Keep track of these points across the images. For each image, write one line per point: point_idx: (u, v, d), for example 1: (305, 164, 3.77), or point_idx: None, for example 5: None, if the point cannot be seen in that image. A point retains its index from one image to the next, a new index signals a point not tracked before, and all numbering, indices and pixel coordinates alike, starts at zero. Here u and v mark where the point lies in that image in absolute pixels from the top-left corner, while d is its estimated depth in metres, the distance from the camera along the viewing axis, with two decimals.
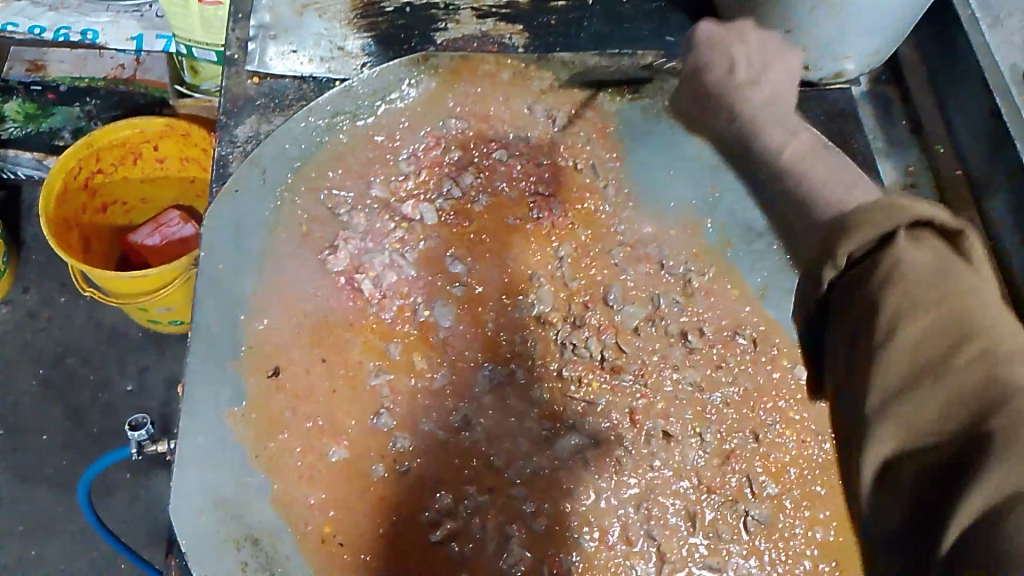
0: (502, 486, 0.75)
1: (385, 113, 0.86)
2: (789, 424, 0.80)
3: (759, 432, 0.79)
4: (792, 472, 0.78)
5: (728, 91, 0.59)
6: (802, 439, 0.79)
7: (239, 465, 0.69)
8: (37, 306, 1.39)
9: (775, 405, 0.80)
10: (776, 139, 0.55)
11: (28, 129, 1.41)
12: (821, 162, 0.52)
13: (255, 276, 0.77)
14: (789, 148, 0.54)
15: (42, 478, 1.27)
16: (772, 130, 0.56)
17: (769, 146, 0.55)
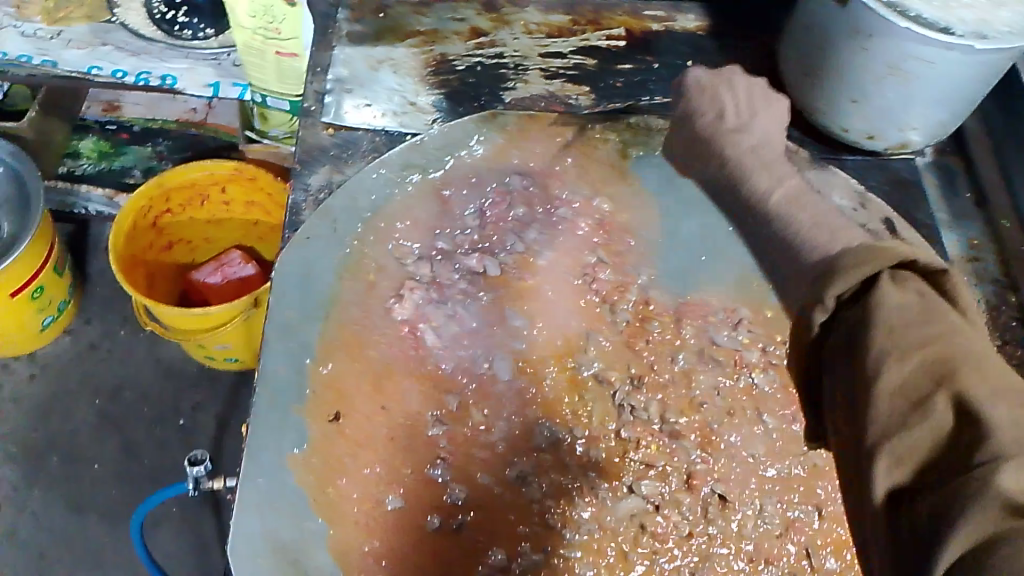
0: (558, 545, 0.76)
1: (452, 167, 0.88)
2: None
3: (823, 506, 0.78)
4: (853, 546, 0.77)
5: (716, 130, 0.63)
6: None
7: (297, 510, 0.69)
8: (98, 338, 1.43)
9: (838, 480, 0.80)
10: (762, 182, 0.58)
11: (100, 167, 1.46)
12: (804, 206, 0.55)
13: (321, 322, 0.78)
14: (774, 192, 0.57)
15: (94, 508, 1.29)
16: (758, 169, 0.59)
17: (757, 184, 0.58)
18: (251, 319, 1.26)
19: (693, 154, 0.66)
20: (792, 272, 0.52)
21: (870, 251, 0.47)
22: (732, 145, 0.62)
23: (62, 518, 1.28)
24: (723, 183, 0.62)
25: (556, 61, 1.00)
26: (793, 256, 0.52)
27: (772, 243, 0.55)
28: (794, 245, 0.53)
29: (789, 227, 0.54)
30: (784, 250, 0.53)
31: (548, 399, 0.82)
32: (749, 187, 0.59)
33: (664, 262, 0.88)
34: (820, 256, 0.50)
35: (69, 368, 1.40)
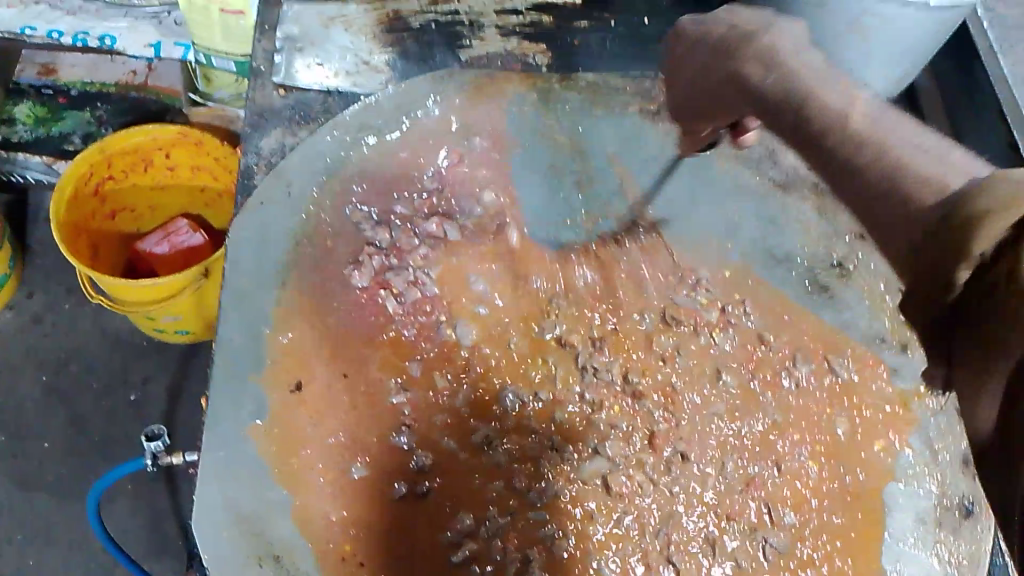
0: (523, 508, 0.76)
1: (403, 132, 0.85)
2: (814, 456, 0.80)
3: (782, 463, 0.80)
4: (813, 500, 0.79)
5: (748, 47, 0.57)
6: (826, 469, 0.80)
7: (258, 485, 0.67)
8: (42, 311, 1.38)
9: (796, 438, 0.81)
10: (831, 99, 0.52)
11: (38, 133, 1.39)
12: (896, 124, 0.49)
13: (277, 290, 0.75)
14: (852, 110, 0.50)
15: (43, 485, 1.26)
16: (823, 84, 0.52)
17: (826, 101, 0.52)
18: (202, 289, 1.22)
19: (728, 86, 0.59)
20: (889, 216, 0.46)
21: (1015, 186, 0.40)
22: (790, 69, 0.54)
23: (10, 496, 1.25)
24: (777, 106, 0.54)
25: (513, 19, 0.98)
26: (893, 193, 0.46)
27: (853, 170, 0.49)
28: (895, 178, 0.46)
29: (888, 154, 0.47)
30: (873, 186, 0.47)
31: (511, 364, 0.81)
32: (811, 110, 0.52)
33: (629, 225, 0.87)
34: (936, 192, 0.44)
35: (11, 342, 1.35)
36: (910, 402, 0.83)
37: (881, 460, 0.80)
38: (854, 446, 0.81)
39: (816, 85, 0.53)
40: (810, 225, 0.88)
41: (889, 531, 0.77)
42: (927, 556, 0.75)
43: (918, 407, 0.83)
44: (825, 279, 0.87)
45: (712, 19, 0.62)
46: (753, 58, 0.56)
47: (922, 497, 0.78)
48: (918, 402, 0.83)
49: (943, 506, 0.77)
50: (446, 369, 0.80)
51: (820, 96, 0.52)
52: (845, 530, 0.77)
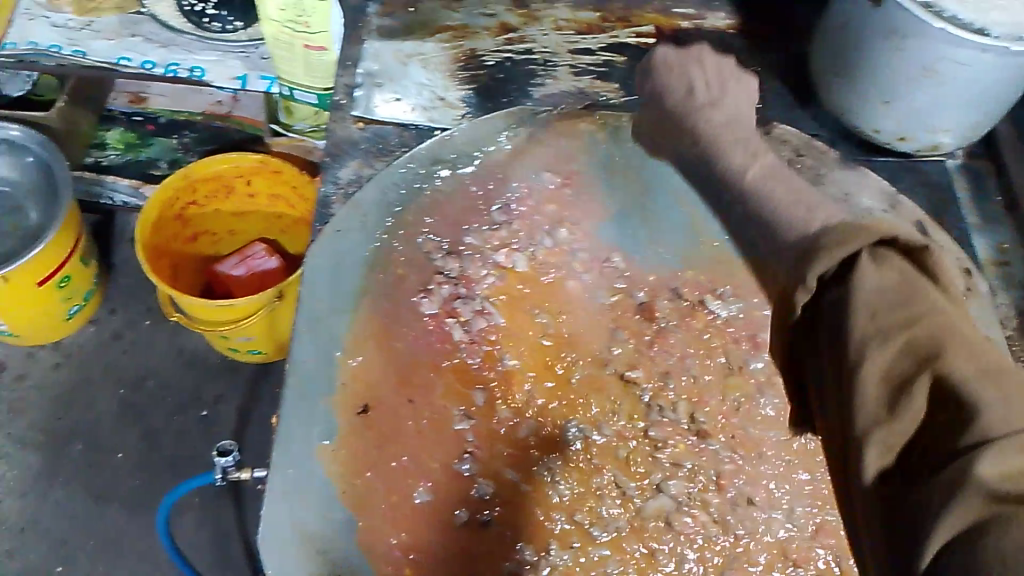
0: (585, 543, 0.76)
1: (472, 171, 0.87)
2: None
3: None
4: None
5: (697, 112, 0.60)
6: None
7: (325, 504, 0.69)
8: (122, 328, 1.44)
9: None
10: (741, 151, 0.54)
11: (126, 157, 1.47)
12: (784, 182, 0.51)
13: (349, 314, 0.78)
14: (748, 168, 0.53)
15: (115, 495, 1.30)
16: (739, 108, 0.59)
17: (727, 157, 0.55)
18: (274, 310, 1.26)
19: (664, 120, 0.63)
20: (759, 248, 0.50)
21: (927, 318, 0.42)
22: (703, 105, 0.60)
23: (84, 505, 1.30)
24: (692, 148, 0.59)
25: (585, 58, 1.00)
26: (768, 228, 0.50)
27: (743, 225, 0.52)
28: (770, 215, 0.50)
29: (764, 206, 0.51)
30: (762, 248, 0.50)
31: (573, 398, 0.83)
32: (716, 163, 0.56)
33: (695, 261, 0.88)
34: (801, 231, 0.48)
35: (92, 356, 1.41)
36: None
37: None
38: None
39: (720, 146, 0.56)
40: None
41: None
42: None
43: None
44: None
45: (679, 68, 0.63)
46: (706, 119, 0.59)
47: None
48: None
49: None
50: (510, 401, 0.81)
51: (724, 159, 0.55)
52: None
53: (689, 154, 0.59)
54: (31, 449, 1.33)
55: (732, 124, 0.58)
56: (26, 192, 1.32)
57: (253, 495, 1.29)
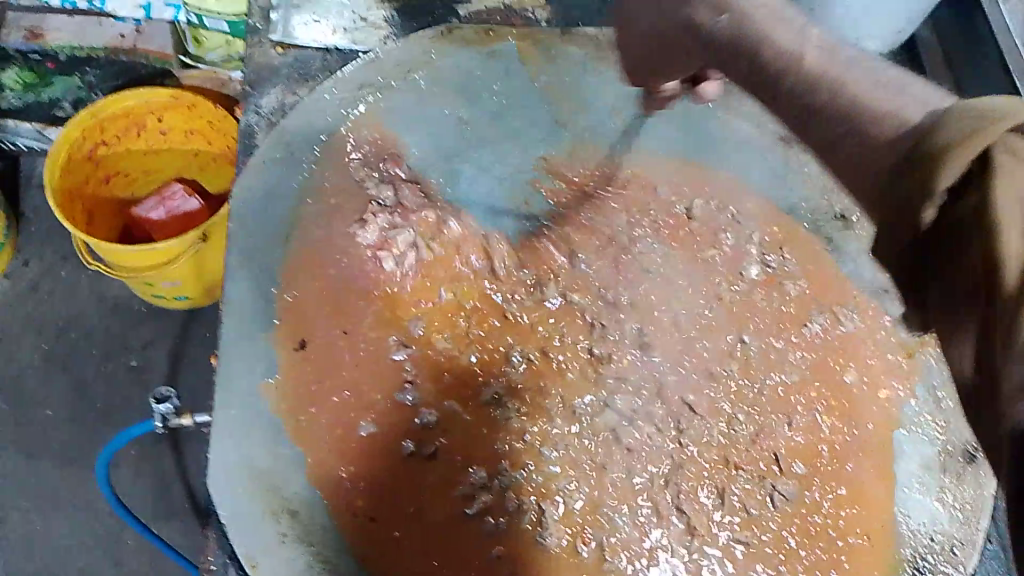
0: (536, 461, 0.76)
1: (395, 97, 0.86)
2: (826, 413, 0.80)
3: (792, 417, 0.79)
4: (826, 451, 0.78)
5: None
6: (837, 425, 0.79)
7: (273, 440, 0.69)
8: (38, 279, 1.37)
9: (806, 389, 0.81)
10: (789, 44, 0.49)
11: (27, 98, 1.39)
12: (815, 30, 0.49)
13: (282, 247, 0.77)
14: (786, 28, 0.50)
15: (46, 452, 1.26)
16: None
17: (777, 47, 0.49)
18: (200, 252, 1.22)
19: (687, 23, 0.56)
20: (841, 152, 0.44)
21: None
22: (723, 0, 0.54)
23: (13, 464, 1.25)
24: (730, 50, 0.53)
25: None
26: (842, 130, 0.44)
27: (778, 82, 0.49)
28: (848, 118, 0.44)
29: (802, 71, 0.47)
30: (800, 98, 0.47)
31: (516, 323, 0.82)
32: (769, 55, 0.50)
33: (627, 180, 0.88)
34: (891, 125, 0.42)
35: (8, 310, 1.35)
36: (914, 350, 0.83)
37: (896, 408, 0.80)
38: (860, 398, 0.80)
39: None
40: (811, 179, 0.90)
41: (897, 480, 0.76)
42: (931, 502, 0.75)
43: (919, 350, 0.83)
44: (829, 232, 0.87)
45: None
46: None
47: (927, 444, 0.78)
48: (920, 347, 0.83)
49: (945, 452, 0.78)
50: (440, 334, 0.80)
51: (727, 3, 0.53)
52: (855, 481, 0.76)
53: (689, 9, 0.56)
54: None
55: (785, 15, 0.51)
56: None
57: (193, 442, 1.27)
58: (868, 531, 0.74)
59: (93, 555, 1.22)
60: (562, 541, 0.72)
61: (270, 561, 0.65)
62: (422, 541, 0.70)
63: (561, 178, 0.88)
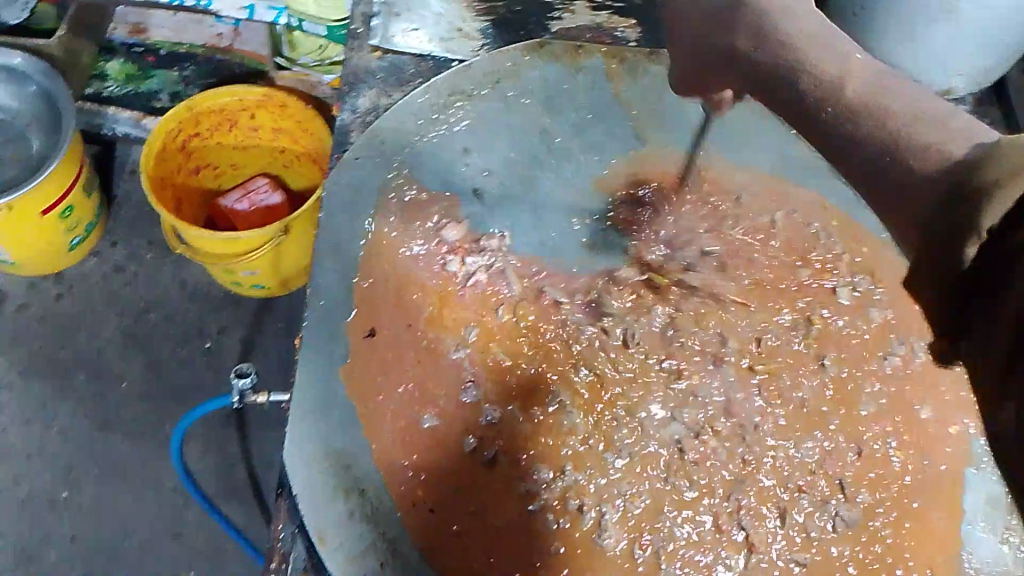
0: (599, 467, 0.78)
1: (483, 108, 0.89)
2: (900, 447, 0.80)
3: (862, 446, 0.80)
4: (896, 482, 0.78)
5: (768, 24, 0.54)
6: (909, 459, 0.79)
7: (347, 424, 0.73)
8: (123, 261, 1.44)
9: (875, 416, 0.81)
10: (823, 64, 0.50)
11: (127, 89, 1.46)
12: (824, 50, 0.51)
13: (362, 241, 0.81)
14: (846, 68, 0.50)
15: (119, 424, 1.32)
16: (820, 50, 0.51)
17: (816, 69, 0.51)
18: (280, 244, 1.26)
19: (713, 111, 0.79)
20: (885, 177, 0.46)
21: None
22: (816, 49, 0.51)
23: (87, 433, 1.31)
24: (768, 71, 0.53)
25: None
26: (896, 152, 0.45)
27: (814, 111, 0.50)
28: (895, 146, 0.45)
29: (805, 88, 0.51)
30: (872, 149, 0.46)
31: (585, 331, 0.84)
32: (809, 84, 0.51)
33: (705, 201, 0.90)
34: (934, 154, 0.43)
35: (95, 288, 1.42)
36: None
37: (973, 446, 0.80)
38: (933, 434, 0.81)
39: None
40: None
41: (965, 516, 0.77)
42: (996, 540, 0.75)
43: None
44: None
45: None
46: None
47: (995, 482, 0.78)
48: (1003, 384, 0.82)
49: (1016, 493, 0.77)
50: (512, 345, 0.82)
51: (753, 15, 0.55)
52: (920, 513, 0.77)
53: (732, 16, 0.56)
54: (34, 378, 1.34)
55: (816, 25, 0.53)
56: (27, 121, 1.31)
57: (257, 425, 1.31)
58: (928, 564, 0.75)
59: (156, 528, 1.27)
60: (620, 544, 0.74)
61: (336, 538, 0.68)
62: (481, 535, 0.72)
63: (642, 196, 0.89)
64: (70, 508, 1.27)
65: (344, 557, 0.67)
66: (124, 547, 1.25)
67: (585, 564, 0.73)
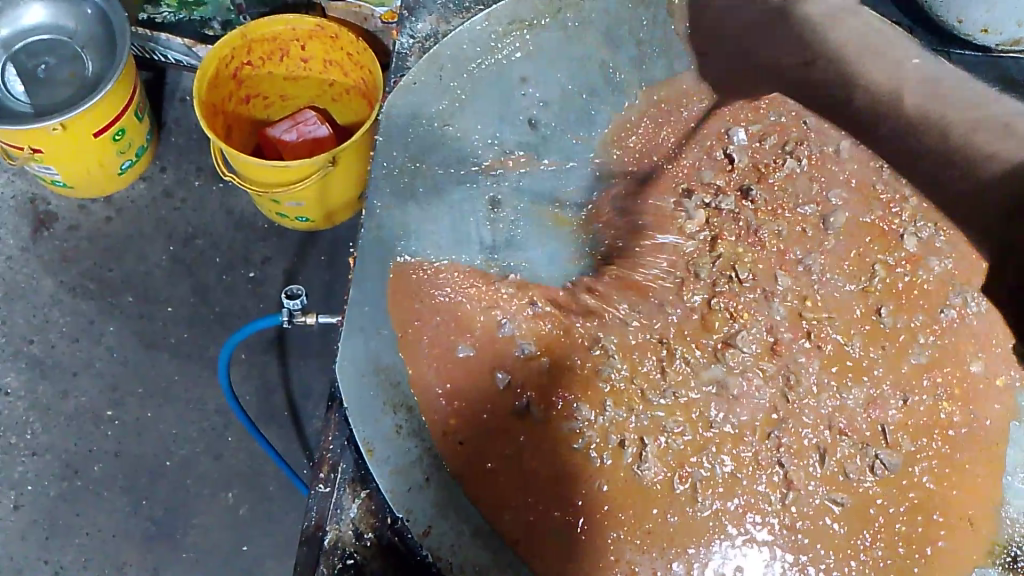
0: (640, 402, 0.77)
1: (544, 35, 0.87)
2: (949, 400, 0.79)
3: (909, 396, 0.79)
4: (956, 430, 0.78)
5: (815, 26, 0.85)
6: (960, 413, 0.79)
7: (399, 340, 0.74)
8: (172, 185, 1.46)
9: (932, 371, 0.80)
10: (879, 73, 0.81)
11: (180, 15, 1.45)
12: (938, 102, 0.77)
13: (416, 165, 0.81)
14: (903, 91, 0.80)
15: (165, 345, 1.35)
16: (872, 64, 0.82)
17: (876, 78, 0.82)
18: (327, 175, 1.26)
19: (852, 123, 0.87)
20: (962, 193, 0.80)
21: None
22: (881, 71, 0.81)
23: (134, 351, 1.35)
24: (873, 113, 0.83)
25: None
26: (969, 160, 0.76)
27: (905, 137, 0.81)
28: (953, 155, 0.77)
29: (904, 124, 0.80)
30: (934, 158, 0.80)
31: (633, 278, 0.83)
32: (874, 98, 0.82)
33: (766, 136, 0.89)
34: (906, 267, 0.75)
35: (144, 212, 1.44)
36: None
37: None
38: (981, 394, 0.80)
39: (852, 66, 0.83)
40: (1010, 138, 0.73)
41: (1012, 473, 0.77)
42: None
43: None
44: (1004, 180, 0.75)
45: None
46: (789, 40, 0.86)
47: None
48: None
49: None
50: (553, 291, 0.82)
51: (864, 74, 0.82)
52: (962, 466, 0.77)
53: (851, 74, 0.83)
54: (85, 296, 1.37)
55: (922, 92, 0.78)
56: (82, 42, 1.32)
57: (297, 351, 1.33)
58: (966, 515, 0.75)
59: (198, 447, 1.30)
60: (659, 477, 0.75)
61: (383, 450, 0.69)
62: (518, 473, 0.73)
63: (668, 121, 0.91)
64: (116, 423, 1.30)
65: (391, 469, 0.69)
66: (167, 464, 1.29)
67: (624, 502, 0.73)
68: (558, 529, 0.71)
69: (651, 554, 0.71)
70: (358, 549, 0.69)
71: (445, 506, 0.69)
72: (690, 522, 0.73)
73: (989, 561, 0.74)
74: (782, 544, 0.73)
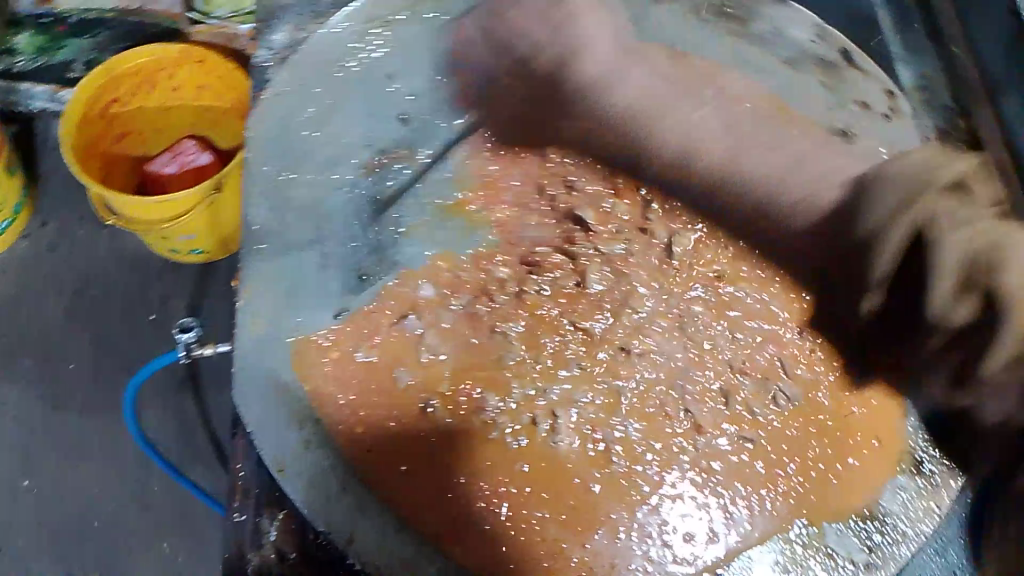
0: (548, 377, 0.78)
1: (403, 31, 0.89)
2: (845, 326, 0.82)
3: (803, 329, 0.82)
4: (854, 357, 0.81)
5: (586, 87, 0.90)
6: (857, 338, 0.82)
7: (294, 355, 0.74)
8: (57, 238, 1.40)
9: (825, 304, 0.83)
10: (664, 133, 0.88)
11: (39, 62, 1.39)
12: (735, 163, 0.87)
13: (289, 175, 0.80)
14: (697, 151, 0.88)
15: (72, 403, 1.30)
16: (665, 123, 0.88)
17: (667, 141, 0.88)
18: (215, 203, 1.24)
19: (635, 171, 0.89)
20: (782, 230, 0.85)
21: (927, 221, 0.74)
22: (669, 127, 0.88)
23: (41, 415, 1.29)
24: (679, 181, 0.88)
25: None
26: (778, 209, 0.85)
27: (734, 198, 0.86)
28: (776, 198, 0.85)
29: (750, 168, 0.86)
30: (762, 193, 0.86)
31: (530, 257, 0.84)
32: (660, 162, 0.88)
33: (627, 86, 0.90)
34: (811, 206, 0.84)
35: (30, 268, 1.38)
36: None
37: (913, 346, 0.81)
38: None
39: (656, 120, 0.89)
40: (815, 98, 0.89)
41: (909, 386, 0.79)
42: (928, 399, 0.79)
43: None
44: (847, 124, 0.87)
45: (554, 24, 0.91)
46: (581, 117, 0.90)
47: None
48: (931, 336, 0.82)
49: None
50: (450, 283, 0.82)
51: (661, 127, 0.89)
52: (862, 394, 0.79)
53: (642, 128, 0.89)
54: None
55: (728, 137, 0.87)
56: None
57: (213, 387, 1.30)
58: (875, 435, 0.77)
59: (122, 501, 1.25)
60: (574, 446, 0.75)
61: (295, 466, 0.69)
62: (433, 470, 0.72)
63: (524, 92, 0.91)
64: (31, 491, 1.25)
65: (306, 483, 0.68)
66: (93, 525, 1.24)
67: (546, 482, 0.73)
68: (483, 522, 0.70)
69: (577, 530, 0.71)
70: (284, 569, 0.68)
71: (364, 503, 0.69)
72: (611, 485, 0.74)
73: (898, 471, 0.75)
74: (705, 489, 0.74)
